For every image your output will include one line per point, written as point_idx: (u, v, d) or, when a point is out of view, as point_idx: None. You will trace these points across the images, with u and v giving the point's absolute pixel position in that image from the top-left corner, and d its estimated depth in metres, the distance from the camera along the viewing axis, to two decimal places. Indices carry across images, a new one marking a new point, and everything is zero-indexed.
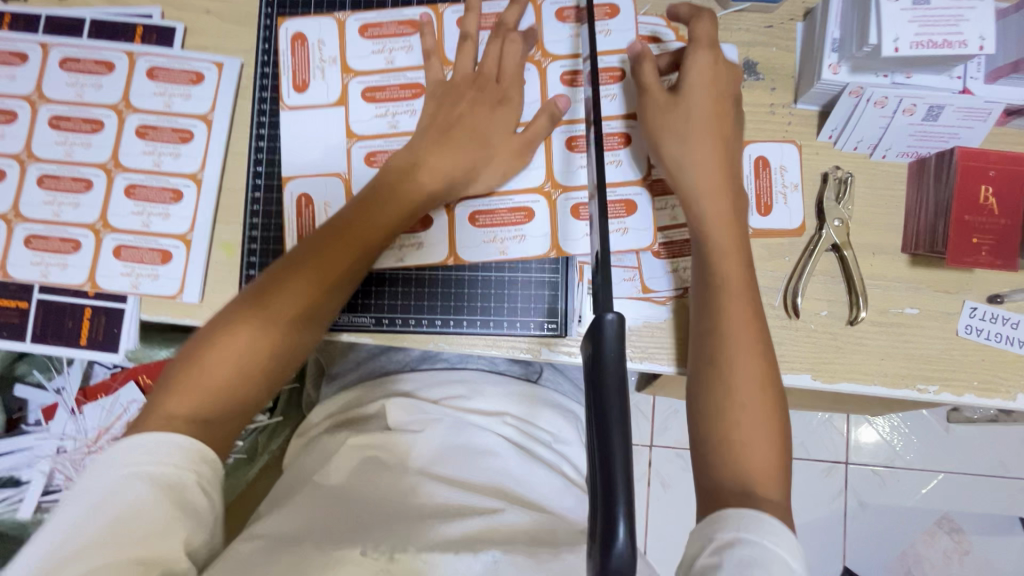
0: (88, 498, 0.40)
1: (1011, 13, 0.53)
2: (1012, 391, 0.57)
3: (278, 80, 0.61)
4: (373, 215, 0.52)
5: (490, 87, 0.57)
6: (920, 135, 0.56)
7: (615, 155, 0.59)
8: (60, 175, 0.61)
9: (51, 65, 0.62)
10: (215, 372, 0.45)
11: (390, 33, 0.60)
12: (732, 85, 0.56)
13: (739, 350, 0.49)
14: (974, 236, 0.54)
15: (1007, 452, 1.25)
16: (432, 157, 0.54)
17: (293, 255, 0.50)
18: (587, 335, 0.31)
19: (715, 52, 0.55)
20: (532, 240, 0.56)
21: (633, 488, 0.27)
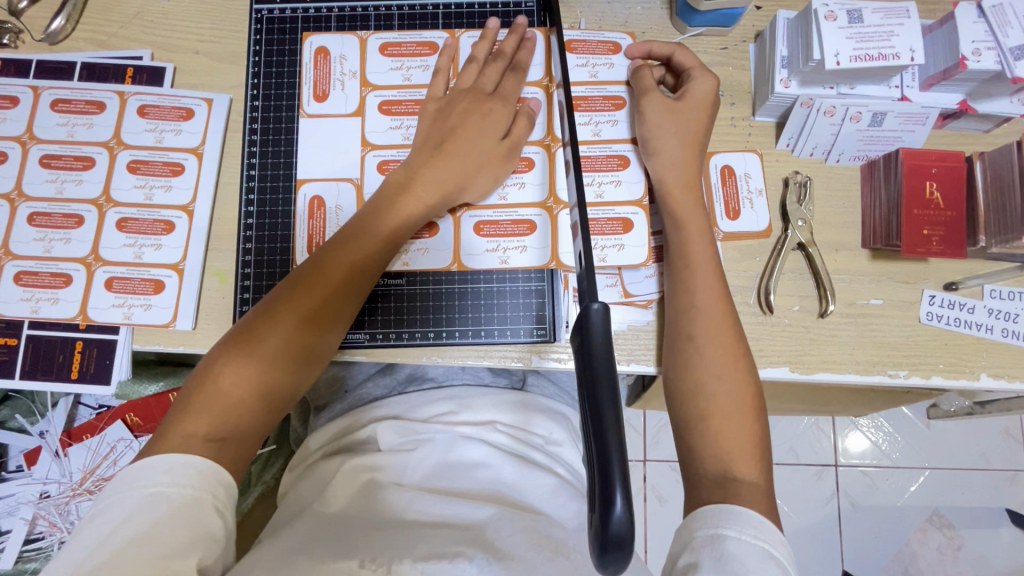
0: (109, 518, 0.41)
1: (936, 29, 0.59)
2: (975, 372, 0.60)
3: (300, 88, 0.64)
4: (375, 231, 0.54)
5: (483, 100, 0.59)
6: (868, 139, 0.61)
7: (614, 176, 0.61)
8: (51, 212, 0.62)
9: (43, 107, 0.64)
10: (232, 390, 0.48)
11: (409, 53, 0.64)
12: (711, 97, 0.59)
13: (720, 350, 0.54)
14: (925, 228, 0.57)
15: (986, 444, 1.29)
16: (429, 169, 0.56)
17: (299, 273, 0.52)
18: (576, 328, 0.34)
19: (705, 76, 0.60)
20: (533, 251, 0.58)
21: (628, 461, 0.29)
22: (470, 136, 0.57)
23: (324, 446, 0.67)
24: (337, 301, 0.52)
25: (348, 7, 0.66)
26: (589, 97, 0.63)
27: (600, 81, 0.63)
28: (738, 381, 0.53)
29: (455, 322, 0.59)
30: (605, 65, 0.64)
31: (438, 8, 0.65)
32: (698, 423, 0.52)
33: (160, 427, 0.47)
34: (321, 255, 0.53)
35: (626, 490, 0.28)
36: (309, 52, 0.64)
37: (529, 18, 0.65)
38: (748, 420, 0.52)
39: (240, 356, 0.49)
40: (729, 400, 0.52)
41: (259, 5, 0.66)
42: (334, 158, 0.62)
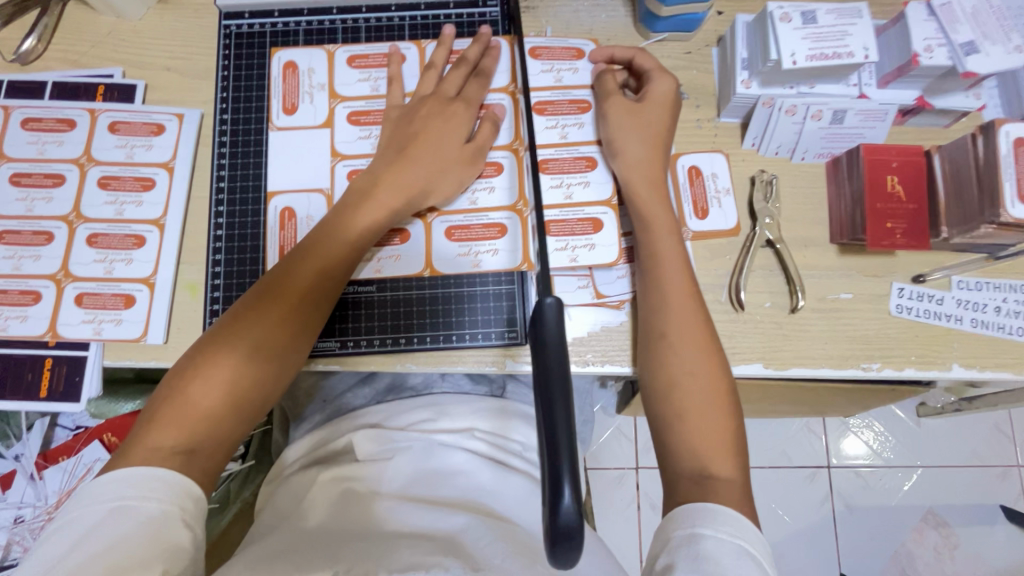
0: (73, 533, 0.40)
1: (890, 28, 0.60)
2: (947, 363, 0.61)
3: (269, 102, 0.64)
4: (340, 236, 0.54)
5: (444, 104, 0.59)
6: (830, 136, 0.62)
7: (583, 177, 0.62)
8: (21, 230, 0.62)
9: (13, 126, 0.64)
10: (199, 401, 0.47)
11: (376, 64, 0.65)
12: (671, 98, 0.61)
13: (691, 346, 0.54)
14: (889, 221, 0.58)
15: (977, 440, 1.29)
16: (392, 173, 0.56)
17: (266, 281, 0.53)
18: (532, 324, 0.34)
19: (667, 75, 0.61)
20: (504, 254, 0.59)
21: (577, 454, 0.29)
22: (433, 139, 0.58)
23: (302, 458, 0.66)
24: (305, 307, 0.52)
25: (317, 21, 0.66)
26: (555, 101, 0.64)
27: (565, 85, 0.64)
28: (710, 375, 0.53)
29: (427, 327, 0.59)
30: (570, 70, 0.65)
31: (405, 20, 0.66)
32: (673, 421, 0.52)
33: (126, 441, 0.47)
34: (287, 263, 0.53)
35: (575, 483, 0.28)
36: (278, 67, 0.65)
37: (495, 27, 0.66)
38: (721, 412, 0.52)
39: (206, 366, 0.49)
40: (702, 395, 0.52)
41: (227, 21, 0.67)
42: (305, 169, 0.62)
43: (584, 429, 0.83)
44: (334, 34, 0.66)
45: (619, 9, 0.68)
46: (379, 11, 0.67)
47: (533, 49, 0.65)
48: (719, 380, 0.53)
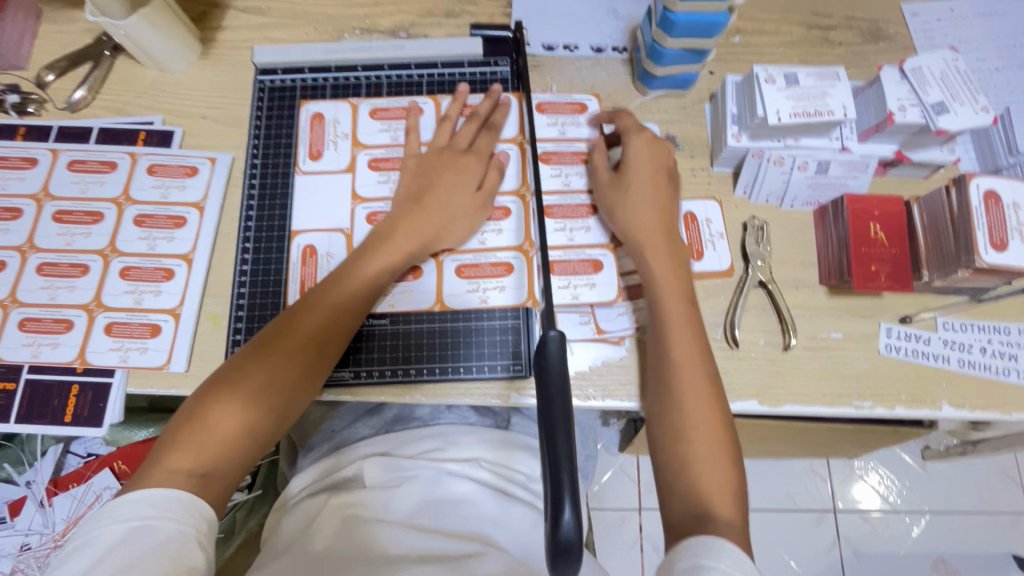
0: (95, 550, 0.42)
1: (866, 89, 0.66)
2: (937, 402, 0.63)
3: (296, 149, 0.70)
4: (359, 275, 0.58)
5: (458, 154, 0.65)
6: (817, 186, 0.67)
7: (585, 222, 0.67)
8: (59, 262, 0.66)
9: (60, 167, 0.69)
10: (219, 426, 0.50)
11: (396, 116, 0.70)
12: (666, 157, 0.64)
13: (692, 396, 0.56)
14: (873, 265, 0.62)
15: (985, 486, 1.28)
16: (410, 220, 0.61)
17: (289, 314, 0.56)
18: (537, 357, 0.37)
19: (643, 133, 0.65)
20: (510, 290, 0.63)
21: (576, 476, 0.32)
22: (448, 189, 0.62)
23: (310, 485, 0.67)
24: (322, 341, 0.55)
25: (342, 76, 0.73)
26: (559, 152, 0.69)
27: (569, 137, 0.70)
28: (708, 419, 0.55)
29: (436, 358, 0.62)
30: (573, 123, 0.70)
31: (424, 77, 0.73)
32: (677, 470, 0.54)
33: (144, 463, 0.49)
34: (308, 299, 0.57)
35: (575, 503, 0.31)
36: (306, 117, 0.71)
37: (504, 84, 0.72)
38: (722, 454, 0.54)
39: (227, 394, 0.51)
40: (704, 444, 0.54)
41: (261, 76, 0.73)
42: (327, 210, 0.67)
43: (583, 463, 0.86)
44: (358, 88, 0.72)
45: (619, 68, 0.74)
46: (400, 69, 0.73)
47: (539, 104, 0.71)
48: (717, 422, 0.55)
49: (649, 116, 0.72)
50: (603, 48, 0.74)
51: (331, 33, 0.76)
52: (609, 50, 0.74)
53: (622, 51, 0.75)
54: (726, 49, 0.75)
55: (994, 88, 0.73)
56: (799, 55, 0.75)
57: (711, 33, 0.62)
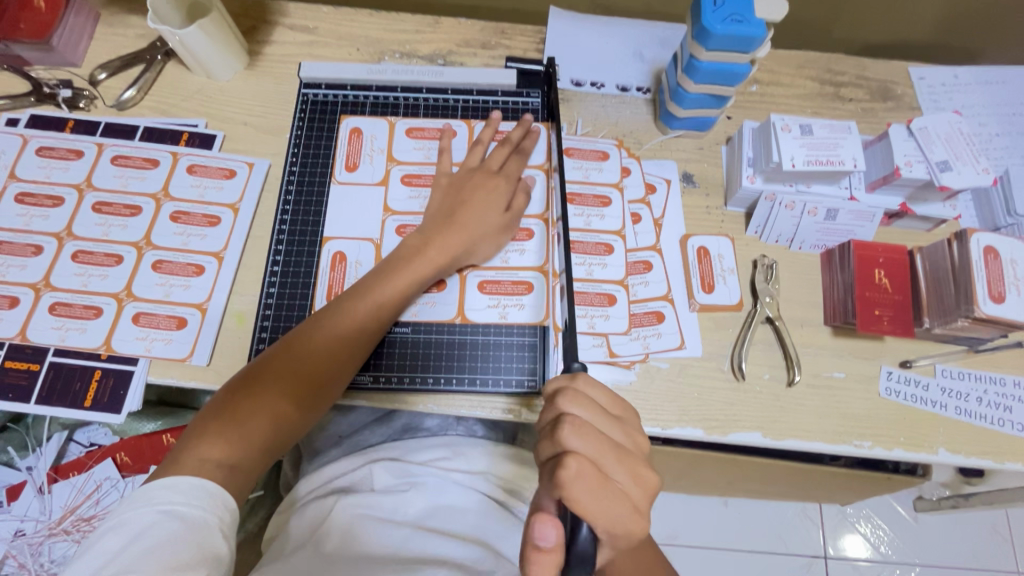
0: (124, 534, 0.43)
1: (875, 144, 0.70)
2: (934, 446, 0.65)
3: (332, 160, 0.73)
4: (391, 282, 0.60)
5: (489, 176, 0.68)
6: (826, 231, 0.70)
7: (602, 260, 0.69)
8: (95, 251, 0.68)
9: (103, 161, 0.72)
10: (247, 419, 0.52)
11: (430, 136, 0.74)
12: (584, 410, 0.46)
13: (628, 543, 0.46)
14: (876, 309, 0.65)
15: (977, 542, 1.28)
16: (442, 235, 0.64)
17: (319, 316, 0.58)
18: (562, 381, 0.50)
19: (586, 421, 0.45)
20: (530, 308, 0.66)
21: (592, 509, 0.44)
22: (478, 208, 0.65)
23: (316, 489, 0.68)
24: (351, 344, 0.58)
25: (382, 96, 0.77)
26: (581, 195, 0.72)
27: (592, 182, 0.73)
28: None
29: (453, 368, 0.64)
30: (596, 169, 0.74)
31: (458, 102, 0.77)
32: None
33: (172, 451, 0.50)
34: (338, 304, 0.59)
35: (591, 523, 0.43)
36: (345, 131, 0.75)
37: (535, 115, 0.76)
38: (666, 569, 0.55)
39: (257, 390, 0.53)
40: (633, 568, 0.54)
41: (305, 90, 0.77)
42: (358, 219, 0.70)
43: None
44: (396, 107, 0.76)
45: (642, 107, 0.78)
46: (437, 93, 0.77)
47: (568, 148, 0.75)
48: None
49: (668, 154, 0.76)
50: (628, 88, 0.79)
51: (372, 55, 0.81)
52: (634, 90, 0.79)
53: (646, 91, 0.79)
54: (743, 97, 0.79)
55: (995, 152, 0.77)
56: (812, 108, 0.80)
57: (733, 82, 0.66)
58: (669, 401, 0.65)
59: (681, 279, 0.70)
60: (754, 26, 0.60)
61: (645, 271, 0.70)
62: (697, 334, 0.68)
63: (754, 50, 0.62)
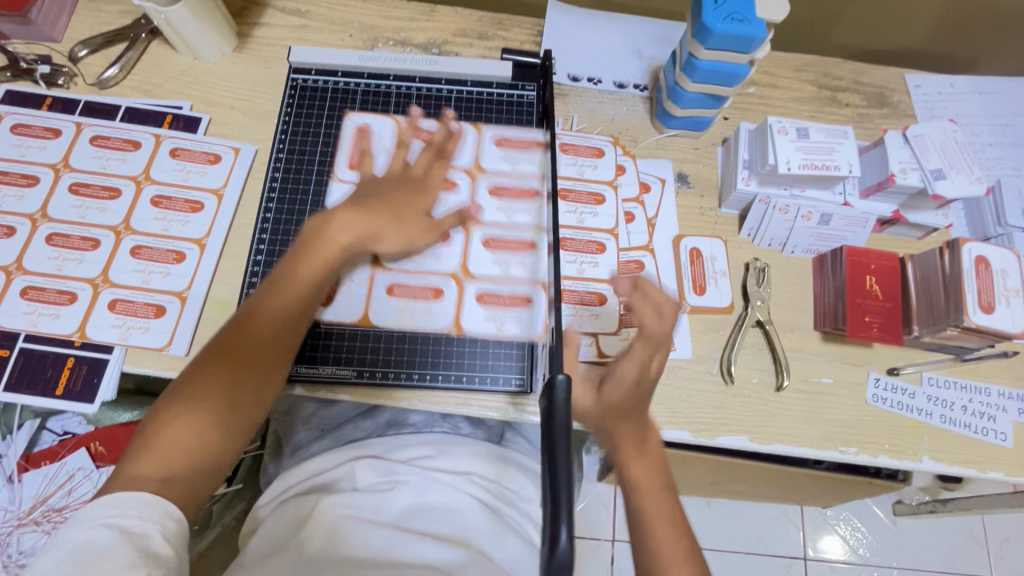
0: (57, 552, 0.41)
1: (870, 149, 0.69)
2: (918, 454, 0.65)
3: (334, 158, 0.71)
4: (297, 271, 0.57)
5: (412, 179, 0.66)
6: (818, 235, 0.70)
7: (592, 258, 0.68)
8: (70, 234, 0.66)
9: (82, 140, 0.70)
10: (174, 434, 0.49)
11: (425, 131, 0.73)
12: (655, 331, 0.54)
13: (652, 519, 0.50)
14: (867, 316, 0.65)
15: (952, 547, 1.30)
16: (345, 219, 0.60)
17: (242, 313, 0.56)
18: (544, 393, 0.42)
19: (648, 346, 0.53)
20: (440, 315, 0.64)
21: (574, 509, 0.36)
22: (382, 202, 0.62)
23: (294, 485, 0.66)
24: (273, 334, 0.55)
25: (374, 84, 0.75)
26: (575, 190, 0.71)
27: (587, 179, 0.72)
28: None
29: (440, 365, 0.63)
30: (591, 166, 0.73)
31: (453, 93, 0.75)
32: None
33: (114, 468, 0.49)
34: (261, 294, 0.56)
35: (571, 526, 0.35)
36: (351, 128, 0.73)
37: (530, 109, 0.75)
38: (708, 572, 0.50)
39: (185, 399, 0.50)
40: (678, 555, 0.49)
41: (295, 74, 0.75)
42: None
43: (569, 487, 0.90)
44: (398, 105, 0.74)
45: (639, 105, 0.77)
46: (430, 83, 0.75)
47: (563, 145, 0.74)
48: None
49: (663, 153, 0.75)
50: (625, 85, 0.78)
51: (365, 42, 0.79)
52: (631, 87, 0.78)
53: (643, 89, 0.78)
54: (740, 98, 0.79)
55: (988, 162, 0.78)
56: (808, 111, 0.79)
57: (731, 82, 0.65)
58: (657, 404, 0.64)
59: (674, 280, 0.70)
60: (755, 26, 0.59)
61: (637, 271, 0.69)
62: (687, 335, 0.67)
63: (754, 50, 0.62)
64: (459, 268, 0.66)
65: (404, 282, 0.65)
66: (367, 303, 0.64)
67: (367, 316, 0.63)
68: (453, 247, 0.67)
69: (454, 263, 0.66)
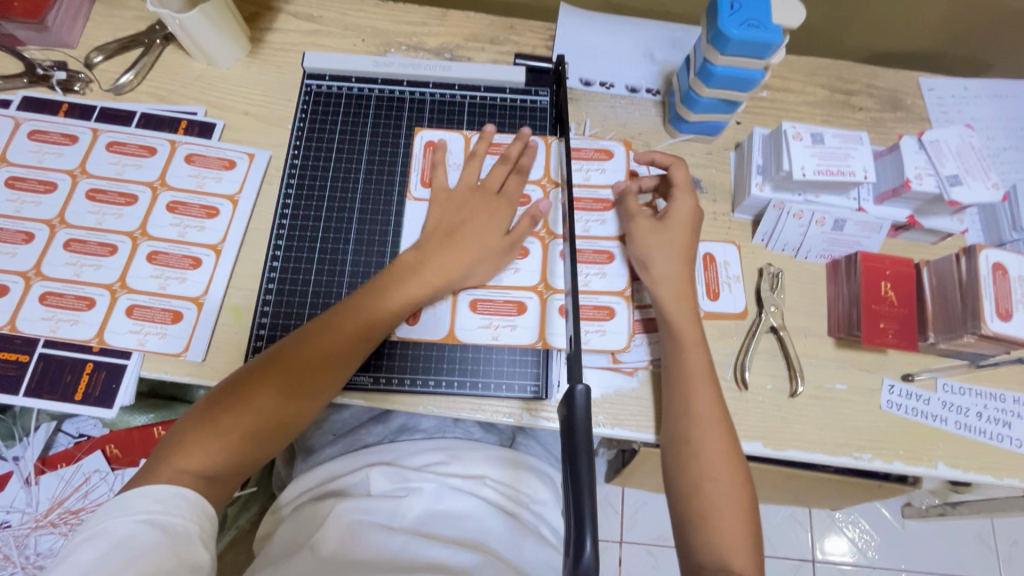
0: (101, 543, 0.42)
1: (885, 155, 0.69)
2: (933, 460, 0.65)
3: (409, 174, 0.71)
4: (380, 300, 0.59)
5: (491, 197, 0.67)
6: (832, 241, 0.69)
7: (600, 269, 0.68)
8: (87, 240, 0.66)
9: (99, 147, 0.70)
10: (227, 433, 0.50)
11: (449, 133, 0.73)
12: (697, 222, 0.66)
13: (707, 431, 0.58)
14: (882, 322, 0.65)
15: (962, 550, 1.29)
16: (438, 256, 0.62)
17: (316, 325, 0.57)
18: (563, 402, 0.43)
19: (691, 195, 0.67)
20: (524, 330, 0.64)
21: (597, 517, 0.36)
22: (479, 227, 0.64)
23: (310, 490, 0.67)
24: (342, 361, 0.56)
25: (388, 89, 0.75)
26: (581, 198, 0.71)
27: (593, 184, 0.72)
28: (743, 514, 0.55)
29: (454, 370, 0.63)
30: (598, 170, 0.72)
31: (466, 98, 0.75)
32: (697, 524, 0.55)
33: (151, 458, 0.49)
34: (338, 317, 0.57)
35: (594, 537, 0.35)
36: (421, 144, 0.72)
37: (543, 114, 0.75)
38: (754, 521, 0.56)
39: (239, 404, 0.51)
40: (727, 493, 0.56)
41: (309, 80, 0.75)
42: (365, 218, 0.70)
43: None
44: (427, 117, 0.74)
45: (651, 109, 0.77)
46: (444, 88, 0.76)
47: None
48: (749, 515, 0.55)
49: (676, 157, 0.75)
50: (637, 89, 0.78)
51: (378, 47, 0.79)
52: (643, 92, 0.78)
53: (656, 94, 0.78)
54: (753, 102, 0.79)
55: (1003, 166, 0.77)
56: (822, 115, 0.79)
57: (746, 87, 0.65)
58: None
59: None
60: (771, 32, 0.59)
61: None
62: None
63: (769, 56, 0.61)
64: (542, 282, 0.66)
65: (488, 298, 0.65)
66: (452, 319, 0.64)
67: (453, 333, 0.63)
68: (531, 260, 0.67)
69: (536, 277, 0.66)
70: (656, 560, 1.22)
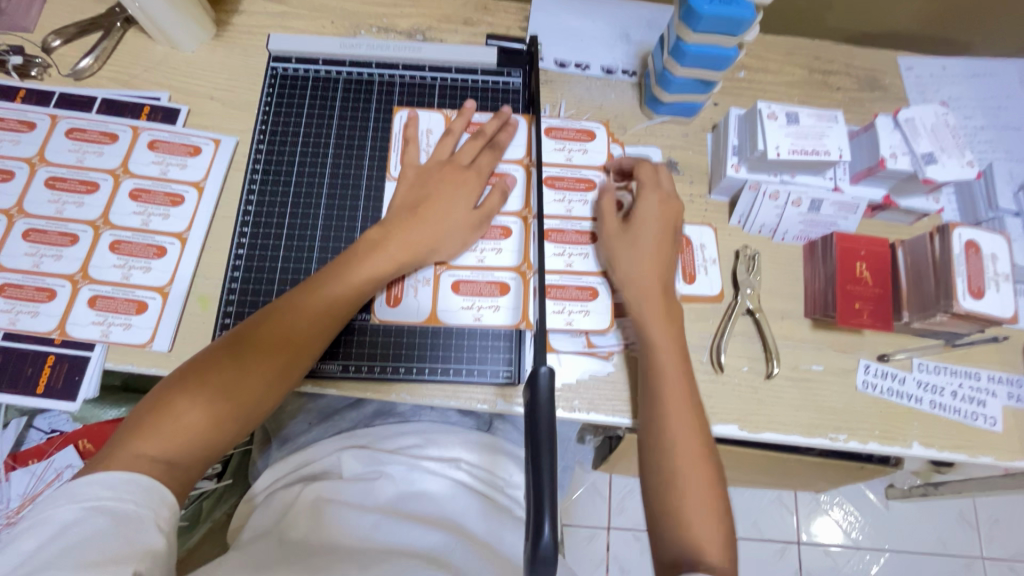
0: (45, 530, 0.41)
1: (861, 134, 0.69)
2: (908, 440, 0.65)
3: (387, 154, 0.70)
4: (344, 278, 0.58)
5: (459, 170, 0.65)
6: (809, 222, 0.69)
7: (584, 250, 0.67)
8: (47, 230, 0.64)
9: (58, 133, 0.68)
10: (186, 417, 0.49)
11: (427, 112, 0.72)
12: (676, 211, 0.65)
13: (678, 410, 0.57)
14: (857, 302, 0.64)
15: (944, 529, 1.31)
16: (402, 231, 0.61)
17: (278, 305, 0.56)
18: (528, 386, 0.42)
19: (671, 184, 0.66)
20: (506, 311, 0.63)
21: (555, 498, 0.35)
22: (444, 202, 0.63)
23: (283, 476, 0.66)
24: (307, 340, 0.55)
25: (356, 72, 0.74)
26: (563, 177, 0.70)
27: (575, 165, 0.71)
28: (714, 498, 0.55)
29: (426, 357, 0.62)
30: (580, 151, 0.71)
31: (437, 80, 0.74)
32: (671, 501, 0.55)
33: (108, 444, 0.48)
34: (298, 294, 0.56)
35: (554, 519, 0.35)
36: (399, 124, 0.71)
37: (516, 96, 0.74)
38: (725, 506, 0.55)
39: (198, 382, 0.50)
40: (696, 477, 0.55)
41: (274, 63, 0.73)
42: (334, 203, 0.68)
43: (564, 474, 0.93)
44: (400, 97, 0.73)
45: (628, 91, 0.76)
46: (414, 70, 0.74)
47: (548, 128, 0.72)
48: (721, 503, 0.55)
49: (652, 139, 0.74)
50: (613, 70, 0.76)
51: (347, 29, 0.77)
52: (619, 73, 0.77)
53: (632, 75, 0.77)
54: (731, 83, 0.77)
55: (979, 145, 0.77)
56: (799, 96, 0.78)
57: (720, 66, 0.64)
58: None
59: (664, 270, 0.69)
60: (742, 8, 0.58)
61: None
62: None
63: (742, 34, 0.60)
64: (524, 264, 0.65)
65: (470, 279, 0.64)
66: (435, 300, 0.63)
67: (434, 316, 0.63)
68: (511, 240, 0.66)
69: (517, 257, 0.65)
70: (644, 545, 1.23)
